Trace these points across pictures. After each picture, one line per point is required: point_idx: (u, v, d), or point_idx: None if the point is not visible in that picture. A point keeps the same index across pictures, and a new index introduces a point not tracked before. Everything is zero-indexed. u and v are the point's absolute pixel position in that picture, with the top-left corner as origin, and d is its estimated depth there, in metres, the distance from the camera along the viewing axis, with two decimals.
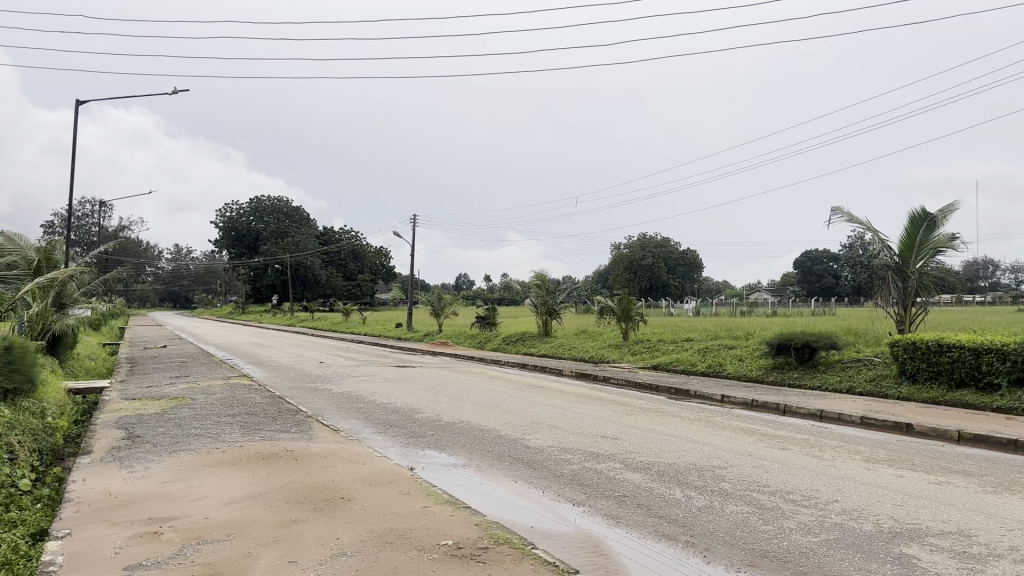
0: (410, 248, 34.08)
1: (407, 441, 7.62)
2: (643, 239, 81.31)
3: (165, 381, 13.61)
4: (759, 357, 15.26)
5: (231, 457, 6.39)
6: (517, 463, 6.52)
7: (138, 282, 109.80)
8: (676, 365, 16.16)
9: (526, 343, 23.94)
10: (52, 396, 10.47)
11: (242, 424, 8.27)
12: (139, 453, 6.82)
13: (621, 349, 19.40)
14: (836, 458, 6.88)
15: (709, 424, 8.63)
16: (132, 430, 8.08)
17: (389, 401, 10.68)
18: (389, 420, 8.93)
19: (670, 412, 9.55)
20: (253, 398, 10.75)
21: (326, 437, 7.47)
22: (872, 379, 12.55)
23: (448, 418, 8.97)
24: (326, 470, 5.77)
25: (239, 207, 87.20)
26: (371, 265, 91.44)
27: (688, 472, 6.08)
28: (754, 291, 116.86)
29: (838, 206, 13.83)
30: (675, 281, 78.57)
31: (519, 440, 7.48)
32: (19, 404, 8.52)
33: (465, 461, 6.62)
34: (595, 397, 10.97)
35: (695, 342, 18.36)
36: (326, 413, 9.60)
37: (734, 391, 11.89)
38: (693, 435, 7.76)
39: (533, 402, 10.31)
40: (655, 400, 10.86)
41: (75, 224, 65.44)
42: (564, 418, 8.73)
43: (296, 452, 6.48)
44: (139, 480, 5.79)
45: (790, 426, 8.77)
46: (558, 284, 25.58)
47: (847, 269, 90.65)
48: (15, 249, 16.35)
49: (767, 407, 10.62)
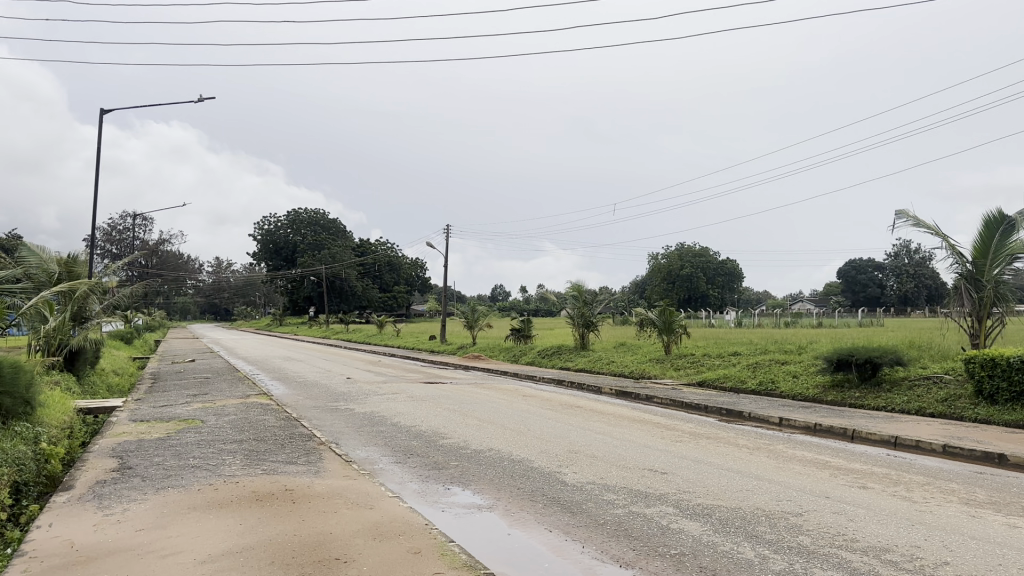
0: (445, 258, 33.36)
1: (427, 475, 6.70)
2: (681, 249, 79.81)
3: (181, 399, 12.93)
4: (816, 373, 14.09)
5: (222, 497, 5.54)
6: (551, 505, 5.57)
7: (178, 294, 111.15)
8: (725, 382, 15.06)
9: (562, 357, 22.96)
10: (54, 418, 9.74)
11: (247, 453, 7.45)
12: (123, 489, 6.01)
13: (663, 363, 18.34)
14: (930, 500, 5.81)
15: (770, 454, 7.61)
16: (126, 459, 7.29)
17: (413, 424, 9.80)
18: (410, 448, 8.03)
19: (725, 438, 8.55)
20: (267, 420, 9.96)
21: (335, 470, 6.60)
22: (945, 400, 11.36)
23: (475, 445, 8.07)
24: (325, 517, 4.88)
25: (277, 220, 87.68)
26: (406, 277, 91.11)
27: (756, 521, 5.10)
28: (797, 301, 114.62)
29: (902, 210, 12.69)
30: (715, 291, 77.06)
31: (554, 474, 6.55)
32: (7, 432, 7.77)
33: (492, 502, 5.69)
34: (639, 420, 9.96)
35: (743, 356, 17.22)
36: (342, 438, 8.76)
37: (791, 412, 10.81)
38: (755, 469, 6.75)
39: (568, 426, 9.35)
40: (706, 423, 9.82)
41: (117, 237, 66.31)
42: (605, 446, 7.77)
43: (295, 492, 5.60)
44: (112, 527, 4.97)
45: (863, 457, 7.71)
46: (595, 295, 24.61)
47: (894, 279, 88.16)
48: (34, 262, 16.00)
49: (832, 432, 9.54)
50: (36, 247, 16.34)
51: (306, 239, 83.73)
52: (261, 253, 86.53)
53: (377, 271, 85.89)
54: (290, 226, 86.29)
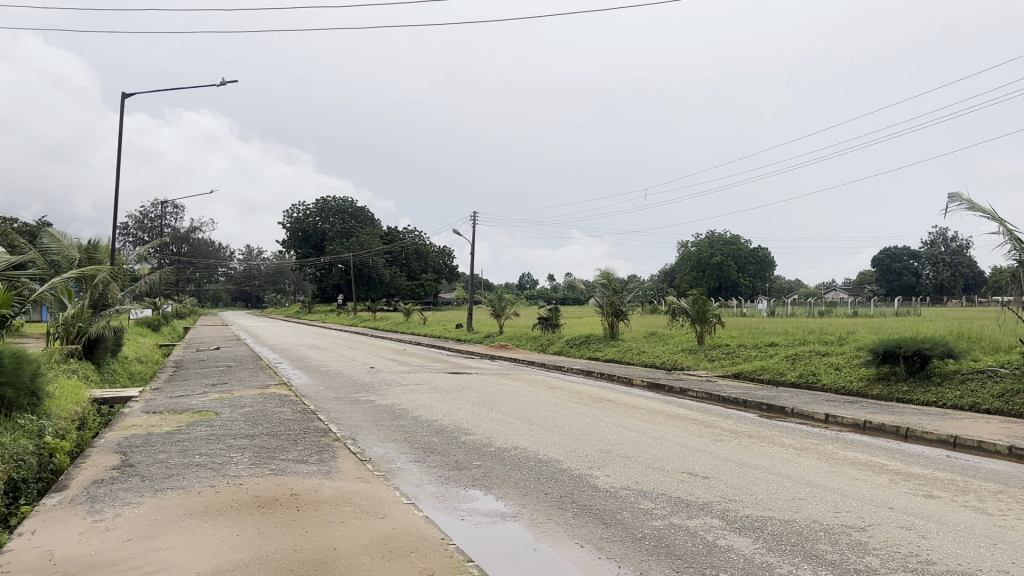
0: (472, 246, 32.96)
1: (447, 476, 6.18)
2: (712, 237, 78.56)
3: (199, 389, 12.54)
4: (860, 365, 13.38)
5: (224, 502, 5.06)
6: (583, 514, 5.02)
7: (210, 282, 112.00)
8: (763, 375, 14.41)
9: (591, 346, 22.40)
10: (64, 409, 9.32)
11: (257, 451, 6.97)
12: (120, 490, 5.56)
13: (697, 354, 17.66)
14: (1007, 513, 5.18)
15: (819, 456, 7.02)
16: (129, 455, 6.86)
17: (435, 418, 9.30)
18: (430, 445, 7.54)
19: (769, 437, 7.95)
20: (284, 413, 9.51)
21: (348, 470, 6.12)
22: (1001, 395, 10.63)
23: (501, 442, 7.55)
24: (330, 529, 4.39)
25: (306, 208, 87.76)
26: (433, 265, 90.87)
27: (815, 538, 4.56)
28: (831, 289, 112.83)
29: (955, 193, 11.92)
30: (746, 280, 75.83)
31: (584, 477, 6.00)
32: (11, 425, 7.34)
33: (517, 510, 5.16)
34: (674, 416, 9.36)
35: (781, 347, 16.50)
36: (359, 433, 8.29)
37: (837, 408, 10.16)
38: (807, 475, 6.18)
39: (599, 422, 8.79)
40: (748, 420, 9.22)
41: (148, 225, 66.51)
42: (639, 446, 7.20)
43: (301, 497, 5.10)
44: (98, 536, 4.49)
45: (922, 460, 7.07)
46: (625, 283, 23.93)
47: (930, 267, 86.14)
48: (55, 249, 15.72)
49: (883, 429, 8.90)
50: (57, 233, 15.99)
51: (334, 227, 83.68)
52: (289, 241, 86.70)
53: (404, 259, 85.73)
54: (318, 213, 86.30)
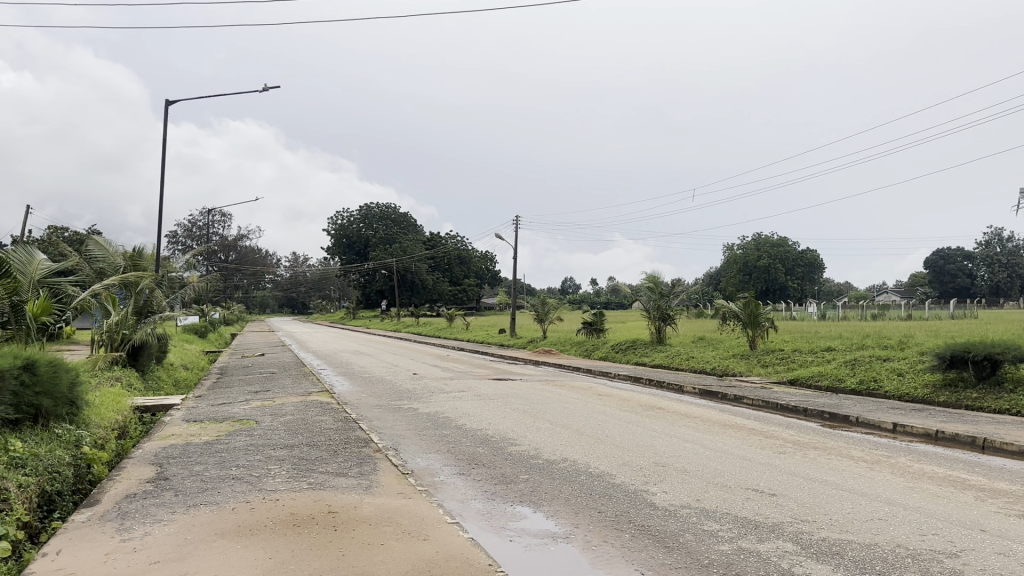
0: (515, 250, 32.69)
1: (493, 491, 5.83)
2: (759, 239, 77.21)
3: (240, 398, 12.40)
4: (924, 371, 12.70)
5: (258, 520, 4.77)
6: (641, 536, 4.63)
7: (258, 289, 113.59)
8: (820, 381, 13.80)
9: (637, 352, 21.89)
10: (104, 417, 9.18)
11: (296, 463, 6.70)
12: (151, 505, 5.30)
13: (749, 359, 17.08)
14: None
15: (893, 470, 6.52)
16: (165, 467, 6.64)
17: (480, 427, 8.97)
18: (475, 456, 7.22)
19: (835, 448, 7.44)
20: (324, 422, 9.26)
21: (389, 484, 5.81)
22: None
23: (548, 454, 7.19)
24: (368, 553, 4.06)
25: (350, 215, 88.45)
26: (476, 270, 90.87)
27: (903, 564, 4.11)
28: (882, 292, 110.12)
29: None
30: (794, 283, 74.34)
31: (640, 493, 5.61)
32: (48, 435, 7.17)
33: (569, 530, 4.79)
34: (730, 425, 8.89)
35: (838, 352, 15.83)
36: (402, 443, 8.00)
37: (905, 416, 9.59)
38: (883, 492, 5.69)
39: (651, 431, 8.37)
40: (809, 429, 8.71)
41: (197, 233, 67.52)
42: (696, 458, 6.77)
43: (340, 516, 4.79)
44: (125, 558, 4.22)
45: (1006, 475, 6.52)
46: (672, 287, 23.37)
47: (986, 268, 83.62)
48: (101, 256, 15.81)
49: (957, 440, 8.30)
50: (103, 241, 16.03)
51: (378, 234, 84.19)
52: (334, 247, 87.45)
53: (447, 264, 85.91)
54: (362, 220, 86.90)
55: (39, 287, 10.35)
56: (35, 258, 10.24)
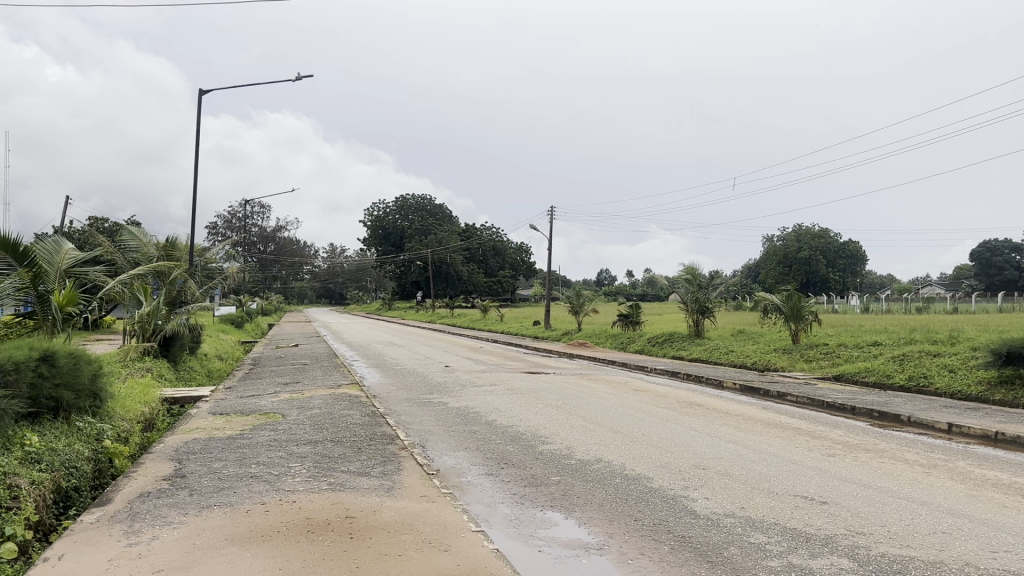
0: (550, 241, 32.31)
1: (522, 494, 5.49)
2: (800, 230, 75.73)
3: (269, 389, 12.22)
4: (978, 367, 12.08)
5: (272, 525, 4.49)
6: (681, 548, 4.26)
7: (296, 280, 114.61)
8: (868, 377, 13.22)
9: (674, 345, 21.38)
10: (129, 409, 9.01)
11: (317, 460, 6.44)
12: (164, 506, 5.05)
13: (791, 354, 16.52)
14: None
15: (953, 476, 6.05)
16: (183, 464, 6.42)
17: (510, 423, 8.63)
18: (504, 455, 6.89)
19: (889, 451, 6.95)
20: (351, 416, 9.00)
21: (411, 485, 5.52)
22: None
23: (581, 454, 6.83)
24: (385, 565, 3.75)
25: (387, 206, 88.72)
26: (511, 262, 90.56)
27: None
28: (925, 285, 107.19)
29: None
30: (836, 275, 72.84)
31: (680, 499, 5.22)
32: (67, 428, 7.00)
33: (603, 540, 4.43)
34: (774, 423, 8.44)
35: (886, 347, 15.21)
36: (429, 440, 7.70)
37: (961, 416, 9.05)
38: (946, 502, 5.23)
39: (689, 431, 7.96)
40: (859, 429, 8.22)
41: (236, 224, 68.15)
42: (739, 461, 6.36)
43: (357, 521, 4.49)
44: (127, 565, 3.95)
45: None
46: (711, 279, 22.80)
47: None
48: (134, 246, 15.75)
49: (1018, 442, 7.77)
50: (137, 231, 15.99)
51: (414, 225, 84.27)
52: (370, 239, 87.75)
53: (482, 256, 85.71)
54: (398, 212, 87.04)
55: (66, 276, 10.23)
56: (62, 247, 10.13)
